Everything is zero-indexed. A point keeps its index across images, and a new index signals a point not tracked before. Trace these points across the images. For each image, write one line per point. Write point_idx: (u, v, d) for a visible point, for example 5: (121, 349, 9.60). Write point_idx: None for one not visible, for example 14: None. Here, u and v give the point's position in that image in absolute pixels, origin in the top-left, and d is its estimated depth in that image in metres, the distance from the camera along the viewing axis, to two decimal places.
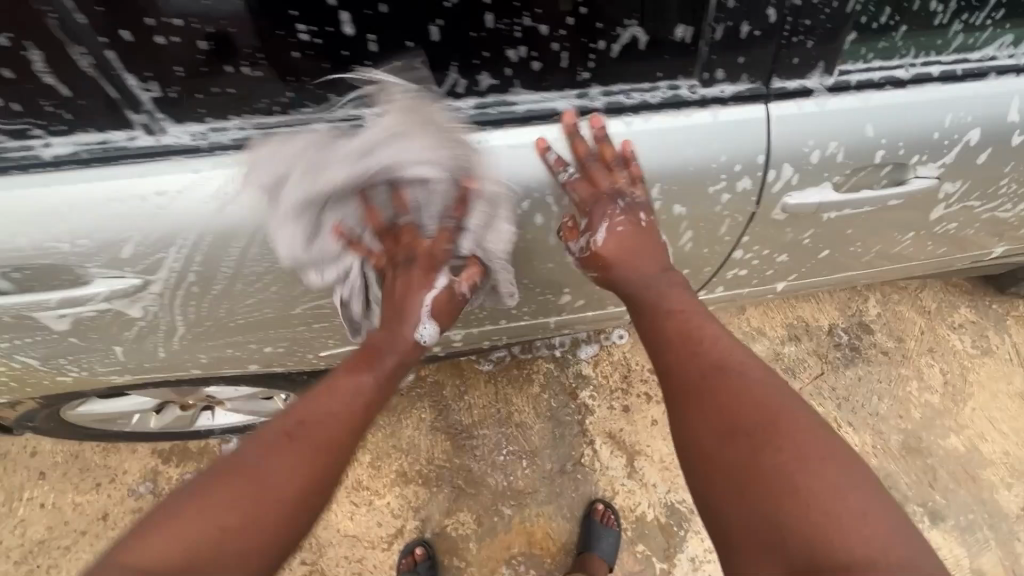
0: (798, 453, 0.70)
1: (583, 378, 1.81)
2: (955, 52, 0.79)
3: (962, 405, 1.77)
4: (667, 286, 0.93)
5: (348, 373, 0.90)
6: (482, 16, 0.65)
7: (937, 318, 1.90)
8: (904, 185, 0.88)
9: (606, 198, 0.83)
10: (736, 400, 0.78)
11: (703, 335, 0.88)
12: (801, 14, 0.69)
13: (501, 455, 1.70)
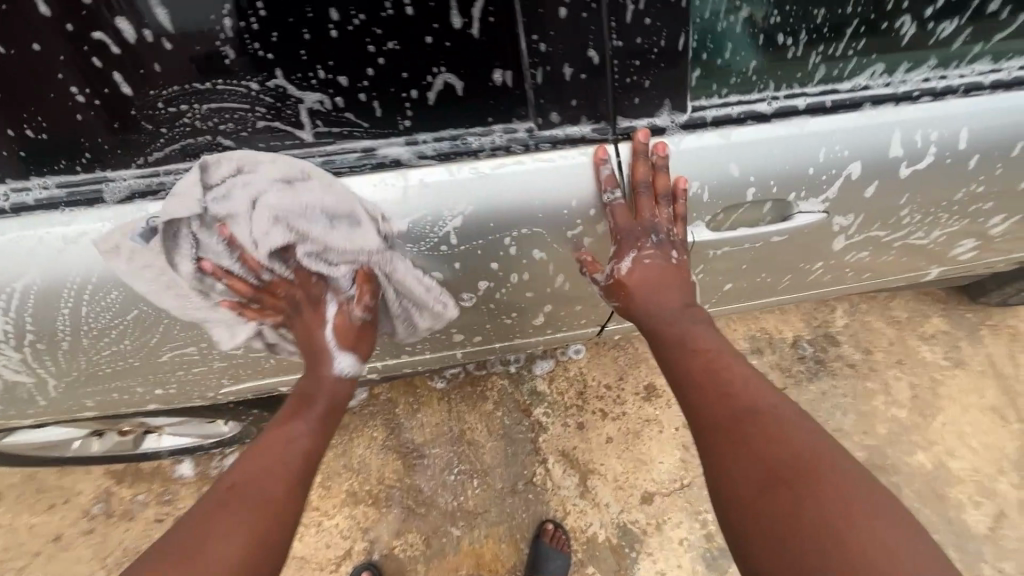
0: (841, 488, 0.72)
1: (538, 395, 1.78)
2: (821, 84, 0.75)
3: (930, 420, 1.72)
4: (693, 321, 0.96)
5: (280, 423, 0.94)
6: (273, 71, 0.68)
7: (907, 329, 1.84)
8: (788, 222, 0.85)
9: (642, 228, 0.84)
10: (769, 439, 0.79)
11: (731, 373, 0.90)
12: (626, 56, 0.69)
13: (452, 475, 1.68)
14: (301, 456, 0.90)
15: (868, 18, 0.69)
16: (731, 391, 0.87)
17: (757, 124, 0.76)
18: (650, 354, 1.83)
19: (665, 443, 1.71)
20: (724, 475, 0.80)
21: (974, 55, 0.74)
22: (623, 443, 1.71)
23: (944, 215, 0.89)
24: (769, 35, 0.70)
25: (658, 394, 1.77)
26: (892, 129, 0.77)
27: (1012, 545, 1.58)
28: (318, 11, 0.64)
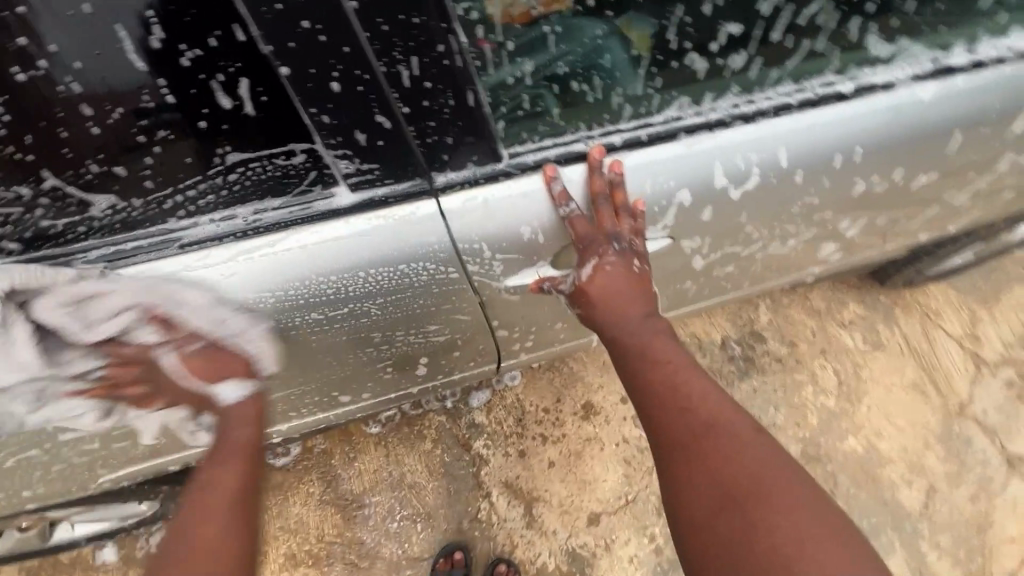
0: (789, 508, 0.71)
1: (477, 427, 1.75)
2: (632, 120, 0.77)
3: (857, 404, 1.78)
4: (652, 330, 0.93)
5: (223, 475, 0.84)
6: (39, 174, 0.62)
7: (828, 317, 1.91)
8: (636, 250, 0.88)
9: (605, 236, 0.82)
10: (728, 456, 0.77)
11: (692, 388, 0.86)
12: (419, 119, 0.67)
13: (394, 522, 1.64)
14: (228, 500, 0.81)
15: (656, 58, 0.71)
16: (693, 406, 0.83)
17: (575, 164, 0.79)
18: (585, 372, 1.83)
19: (606, 461, 1.71)
20: (679, 487, 0.79)
21: (776, 79, 0.76)
22: (565, 466, 1.70)
23: (790, 224, 0.93)
24: (563, 83, 0.72)
25: (596, 411, 1.77)
26: (713, 157, 0.79)
27: (943, 517, 1.64)
28: (67, 110, 0.58)
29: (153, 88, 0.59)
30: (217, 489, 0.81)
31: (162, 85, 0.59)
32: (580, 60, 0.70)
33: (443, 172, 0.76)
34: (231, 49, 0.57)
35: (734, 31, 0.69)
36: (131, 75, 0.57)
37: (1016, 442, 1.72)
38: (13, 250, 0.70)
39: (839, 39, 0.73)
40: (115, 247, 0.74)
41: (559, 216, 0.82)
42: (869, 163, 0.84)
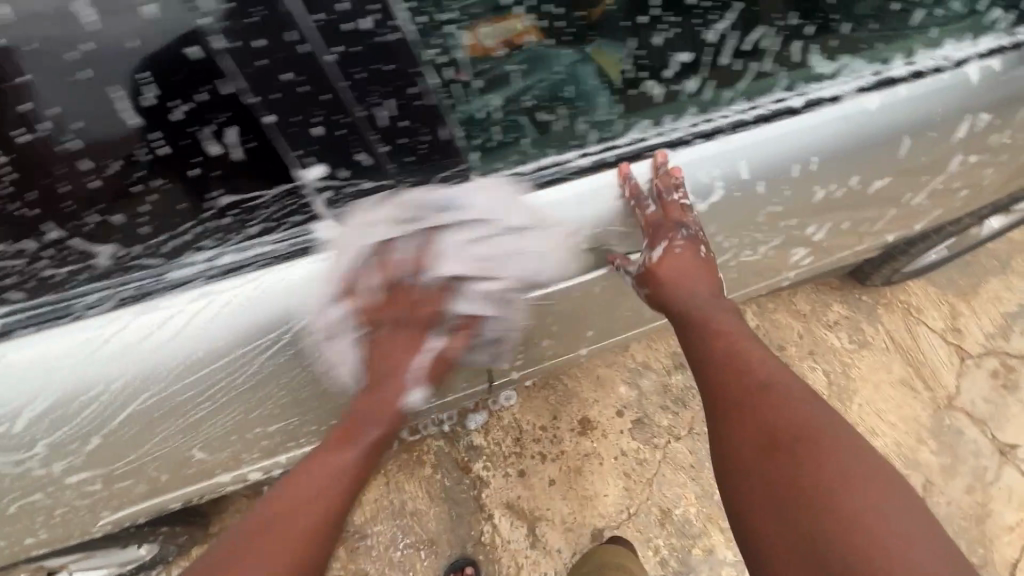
0: (834, 455, 0.80)
1: (475, 449, 1.76)
2: (599, 143, 0.82)
3: (848, 403, 1.81)
4: (717, 308, 1.00)
5: (329, 452, 0.91)
6: (43, 226, 0.66)
7: (813, 319, 1.95)
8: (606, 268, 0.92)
9: (672, 225, 0.85)
10: (781, 410, 0.86)
11: (750, 357, 0.94)
12: (396, 154, 0.73)
13: (398, 551, 1.63)
14: (346, 475, 0.90)
15: (614, 88, 0.82)
16: (751, 370, 0.92)
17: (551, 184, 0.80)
18: (579, 388, 1.85)
19: (606, 475, 1.71)
20: (731, 441, 0.89)
21: (732, 97, 0.82)
22: (566, 483, 1.70)
23: (757, 233, 0.97)
24: (534, 113, 0.80)
25: (593, 426, 1.79)
26: (682, 172, 0.82)
27: (942, 511, 1.65)
28: (72, 166, 0.64)
29: (150, 141, 0.65)
30: (306, 470, 0.89)
31: (160, 137, 0.65)
32: (550, 91, 0.81)
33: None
34: (221, 101, 0.65)
35: (684, 58, 0.82)
36: (132, 129, 0.64)
37: (1006, 432, 1.75)
38: (15, 300, 0.71)
39: (782, 58, 0.82)
40: (113, 291, 0.73)
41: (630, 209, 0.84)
42: (826, 171, 0.87)
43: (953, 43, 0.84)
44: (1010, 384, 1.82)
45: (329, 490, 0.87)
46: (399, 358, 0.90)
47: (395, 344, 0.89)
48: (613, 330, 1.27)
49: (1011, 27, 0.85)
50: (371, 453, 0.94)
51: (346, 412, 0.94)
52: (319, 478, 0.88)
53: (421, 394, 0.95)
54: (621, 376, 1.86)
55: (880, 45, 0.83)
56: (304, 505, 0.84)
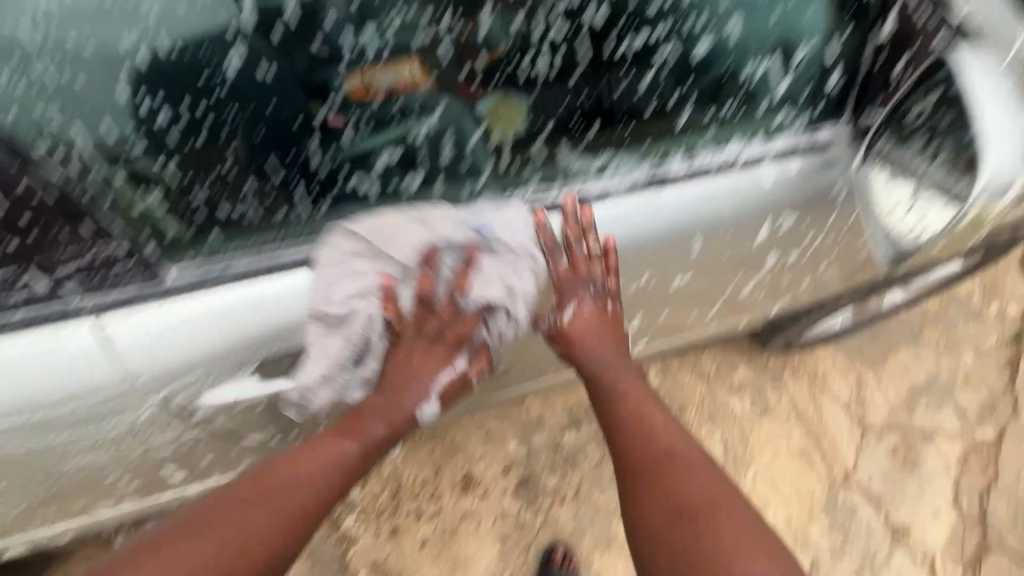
0: (726, 524, 0.83)
1: (348, 503, 1.66)
2: (311, 233, 0.80)
3: (743, 472, 1.75)
4: (624, 370, 0.99)
5: (335, 440, 0.89)
6: None
7: (717, 381, 1.89)
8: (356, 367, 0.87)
9: (582, 282, 0.87)
10: (681, 483, 0.88)
11: (652, 421, 0.96)
12: (57, 242, 0.64)
13: None
14: (338, 469, 0.87)
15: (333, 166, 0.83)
16: (654, 438, 0.94)
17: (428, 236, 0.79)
18: (466, 441, 1.76)
19: (482, 538, 1.63)
20: (637, 506, 0.89)
21: (473, 190, 0.85)
22: (438, 544, 1.62)
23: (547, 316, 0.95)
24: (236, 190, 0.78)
25: (475, 483, 1.70)
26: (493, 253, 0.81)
27: None
28: None
29: None
30: (305, 458, 0.86)
31: None
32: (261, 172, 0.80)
33: (111, 289, 0.70)
34: None
35: (391, 159, 0.84)
36: None
37: (898, 512, 1.71)
38: None
39: (523, 151, 0.87)
40: None
41: (543, 263, 0.85)
42: (632, 256, 0.88)
43: (742, 141, 0.86)
44: (910, 461, 1.78)
45: (300, 501, 0.82)
46: (414, 367, 0.88)
47: (428, 356, 0.88)
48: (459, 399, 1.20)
49: (805, 127, 0.87)
50: (366, 457, 0.90)
51: (355, 402, 0.92)
52: (284, 489, 0.82)
53: (434, 409, 0.93)
54: (512, 431, 1.78)
55: (658, 143, 0.86)
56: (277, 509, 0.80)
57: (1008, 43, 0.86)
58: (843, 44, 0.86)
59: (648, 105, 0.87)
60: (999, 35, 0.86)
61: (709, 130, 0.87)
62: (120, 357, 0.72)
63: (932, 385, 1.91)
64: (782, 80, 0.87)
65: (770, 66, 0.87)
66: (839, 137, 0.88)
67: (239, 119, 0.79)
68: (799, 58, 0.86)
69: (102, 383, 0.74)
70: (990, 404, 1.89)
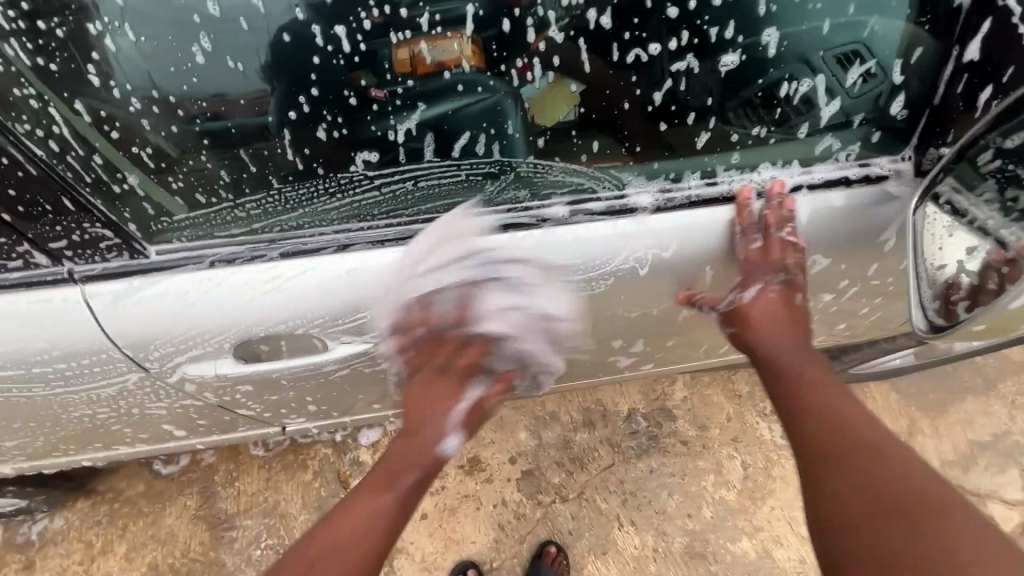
0: (949, 517, 0.73)
1: (359, 465, 1.74)
2: (282, 232, 0.88)
3: (760, 503, 1.65)
4: (806, 361, 1.04)
5: (367, 494, 0.99)
6: None
7: (747, 404, 1.78)
8: (327, 352, 1.00)
9: (771, 267, 0.98)
10: (888, 468, 0.82)
11: (844, 407, 0.95)
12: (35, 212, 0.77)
13: (257, 549, 1.64)
14: (398, 511, 0.99)
15: (365, 146, 0.79)
16: (847, 423, 0.91)
17: (506, 231, 0.91)
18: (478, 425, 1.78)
19: (479, 521, 1.65)
20: (832, 485, 0.84)
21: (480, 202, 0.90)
22: (436, 520, 1.66)
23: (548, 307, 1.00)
24: (280, 181, 0.81)
25: (480, 467, 1.72)
26: (583, 246, 0.93)
27: None
28: None
29: None
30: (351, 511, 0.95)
31: None
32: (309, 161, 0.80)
33: (100, 261, 0.85)
34: None
35: (423, 146, 0.81)
36: None
37: None
38: None
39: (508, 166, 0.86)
40: None
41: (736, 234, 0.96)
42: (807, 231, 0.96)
43: (805, 165, 0.92)
44: None
45: (383, 516, 0.96)
46: (438, 391, 1.07)
47: (438, 381, 1.07)
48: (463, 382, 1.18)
49: (855, 159, 0.92)
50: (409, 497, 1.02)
51: (376, 467, 1.05)
52: (330, 533, 0.91)
53: (455, 441, 1.10)
54: (524, 423, 1.78)
55: (717, 163, 0.89)
56: (368, 528, 0.93)
57: None
58: (913, 58, 0.82)
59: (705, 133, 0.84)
60: None
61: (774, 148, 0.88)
62: (120, 319, 0.89)
63: (997, 444, 1.71)
64: (827, 104, 0.84)
65: (820, 97, 0.83)
66: (899, 172, 0.93)
67: (292, 89, 0.73)
68: (856, 76, 0.82)
69: (86, 346, 0.91)
70: None
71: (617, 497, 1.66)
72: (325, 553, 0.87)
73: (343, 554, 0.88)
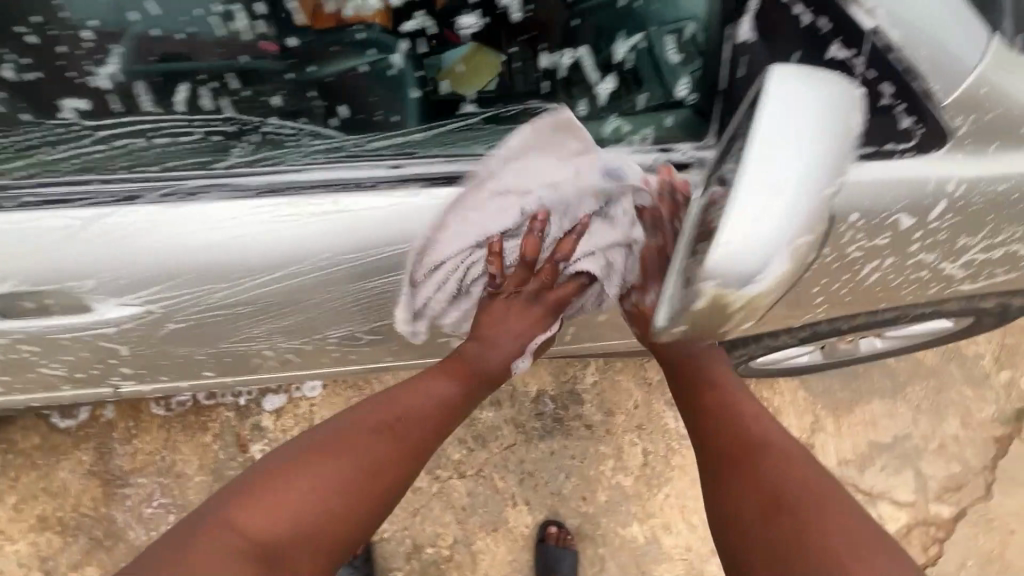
0: (847, 521, 0.69)
1: (260, 430, 1.70)
2: None
3: (655, 490, 1.66)
4: (712, 361, 0.95)
5: (434, 377, 0.80)
6: None
7: (657, 392, 1.77)
8: (98, 313, 0.66)
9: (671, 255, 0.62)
10: (779, 469, 0.76)
11: (744, 407, 0.88)
12: None
13: (149, 508, 1.62)
14: (442, 407, 0.79)
15: None
16: (746, 424, 0.84)
17: (216, 193, 0.58)
18: None
19: None
20: (725, 488, 0.78)
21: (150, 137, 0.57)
22: None
23: (351, 308, 0.71)
24: None
25: None
26: (331, 221, 0.60)
27: None
28: None
29: None
30: (374, 408, 0.77)
31: None
32: None
33: None
34: None
35: None
36: None
37: None
38: None
39: None
40: None
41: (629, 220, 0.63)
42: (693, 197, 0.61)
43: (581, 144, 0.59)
44: None
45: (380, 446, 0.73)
46: (509, 318, 0.75)
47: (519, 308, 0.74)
48: (260, 364, 0.87)
49: (653, 143, 0.60)
50: (460, 405, 0.80)
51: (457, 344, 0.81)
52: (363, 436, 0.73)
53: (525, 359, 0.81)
54: None
55: (433, 129, 0.59)
56: (369, 449, 0.72)
57: None
58: None
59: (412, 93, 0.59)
60: (951, 70, 0.59)
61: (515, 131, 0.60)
62: None
63: (897, 446, 1.73)
64: (599, 81, 0.58)
65: (587, 56, 0.57)
66: (705, 159, 0.60)
67: None
68: None
69: None
70: (958, 481, 1.69)
71: (514, 477, 1.66)
72: (347, 450, 0.71)
73: (334, 479, 0.68)
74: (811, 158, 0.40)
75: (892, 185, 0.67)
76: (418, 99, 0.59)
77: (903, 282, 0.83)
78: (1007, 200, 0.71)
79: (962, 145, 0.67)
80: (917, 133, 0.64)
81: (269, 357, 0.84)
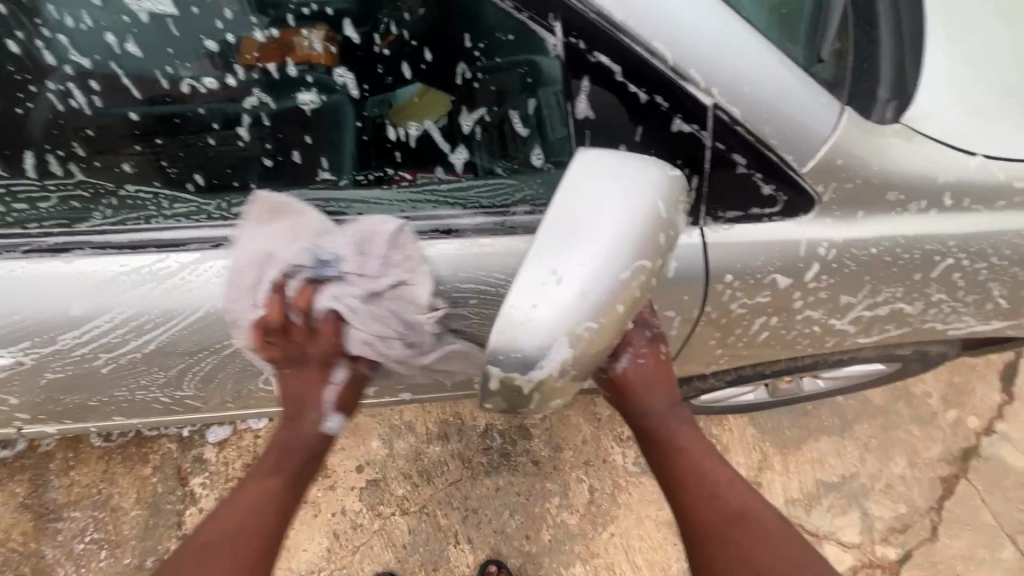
0: None
1: (201, 463, 1.49)
2: None
3: (600, 529, 1.63)
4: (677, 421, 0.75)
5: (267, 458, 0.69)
6: None
7: (605, 428, 1.76)
8: None
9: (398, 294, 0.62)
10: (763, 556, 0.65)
11: (714, 478, 0.71)
12: None
13: (80, 544, 1.39)
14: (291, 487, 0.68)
15: None
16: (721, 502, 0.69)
17: (74, 254, 0.60)
18: None
19: (314, 529, 1.61)
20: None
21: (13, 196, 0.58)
22: None
23: (230, 362, 0.71)
24: None
25: (326, 474, 1.68)
26: (176, 290, 0.61)
27: None
28: None
29: None
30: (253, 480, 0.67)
31: None
32: None
33: None
34: None
35: None
36: None
37: None
38: None
39: None
40: None
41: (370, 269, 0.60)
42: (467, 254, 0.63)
43: (437, 204, 0.62)
44: None
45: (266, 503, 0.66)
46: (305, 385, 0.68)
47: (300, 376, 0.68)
48: (153, 409, 0.84)
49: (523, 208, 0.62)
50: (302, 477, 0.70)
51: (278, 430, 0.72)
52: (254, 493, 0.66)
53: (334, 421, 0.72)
54: (378, 430, 1.74)
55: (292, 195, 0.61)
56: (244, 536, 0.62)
57: (906, 167, 0.67)
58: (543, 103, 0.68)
59: (265, 161, 0.60)
60: (802, 139, 0.61)
61: (376, 195, 0.62)
62: None
63: (845, 485, 1.72)
64: (450, 151, 0.60)
65: (433, 129, 0.59)
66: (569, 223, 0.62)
67: None
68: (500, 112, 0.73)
69: None
70: (905, 522, 1.68)
71: (457, 514, 1.63)
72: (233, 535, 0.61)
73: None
74: (612, 233, 0.42)
75: (761, 247, 0.69)
76: (270, 168, 0.60)
77: (795, 335, 0.84)
78: (881, 261, 0.73)
79: (830, 211, 0.68)
80: (781, 199, 0.66)
81: (168, 402, 0.83)
